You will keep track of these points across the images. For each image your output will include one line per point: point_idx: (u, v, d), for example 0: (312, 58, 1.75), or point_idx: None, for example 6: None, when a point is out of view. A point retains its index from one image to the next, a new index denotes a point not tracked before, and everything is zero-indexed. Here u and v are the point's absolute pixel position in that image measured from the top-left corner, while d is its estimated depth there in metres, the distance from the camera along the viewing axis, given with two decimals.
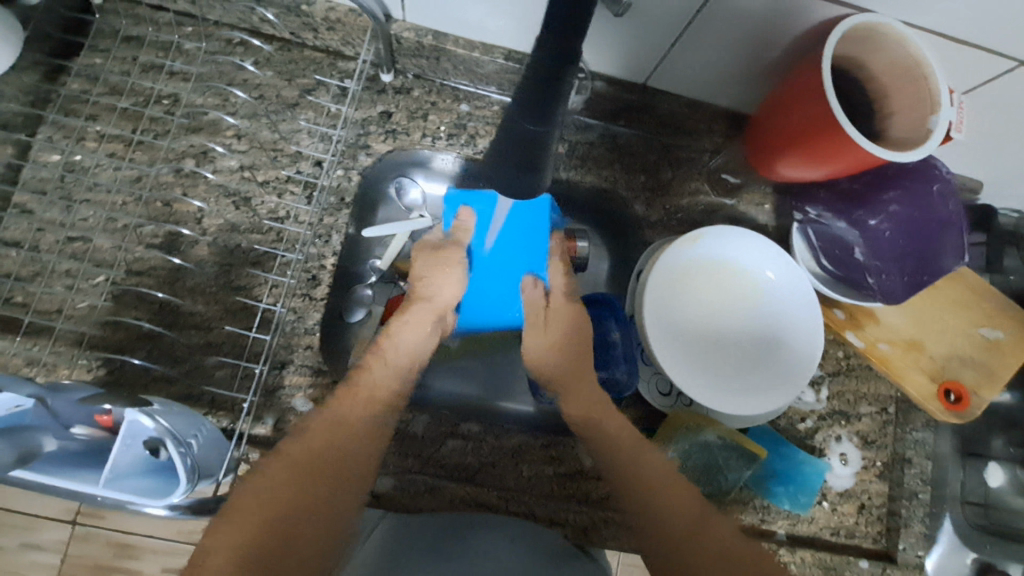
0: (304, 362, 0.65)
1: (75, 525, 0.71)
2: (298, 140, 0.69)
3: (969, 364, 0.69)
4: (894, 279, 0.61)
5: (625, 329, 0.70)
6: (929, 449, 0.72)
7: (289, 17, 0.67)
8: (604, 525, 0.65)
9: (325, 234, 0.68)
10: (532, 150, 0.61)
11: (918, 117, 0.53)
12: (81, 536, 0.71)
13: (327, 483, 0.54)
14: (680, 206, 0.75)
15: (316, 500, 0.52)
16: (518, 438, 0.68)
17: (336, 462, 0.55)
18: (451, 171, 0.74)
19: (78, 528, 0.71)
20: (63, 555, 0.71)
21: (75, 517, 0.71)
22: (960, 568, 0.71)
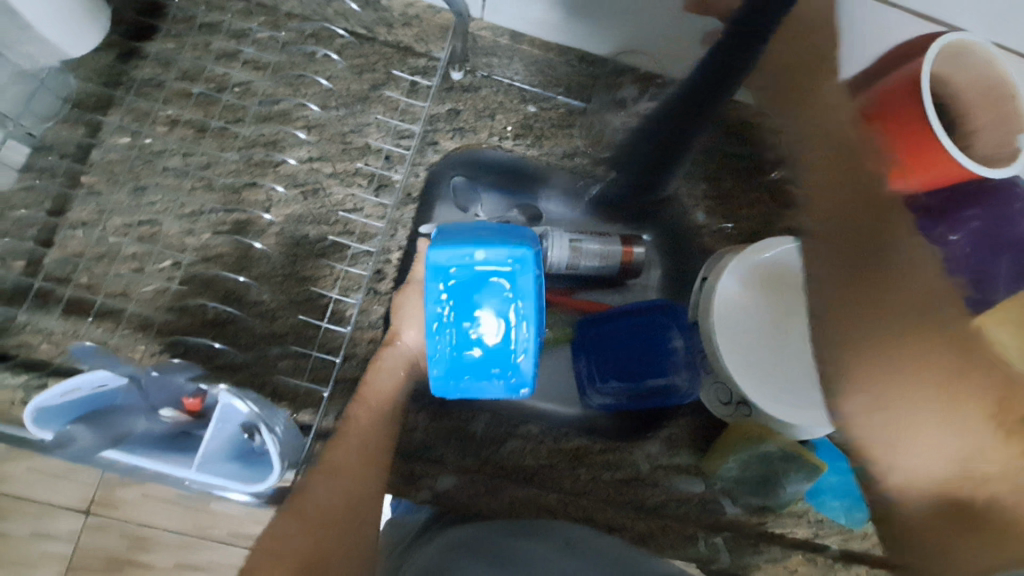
0: (366, 356, 0.65)
1: (87, 516, 0.69)
2: (367, 133, 0.69)
3: None
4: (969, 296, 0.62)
5: (687, 335, 0.69)
6: None
7: (367, 11, 0.68)
8: (663, 533, 0.65)
9: (391, 229, 0.68)
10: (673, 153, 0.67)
11: (1004, 134, 0.53)
12: (95, 526, 0.69)
13: (342, 516, 0.53)
14: (739, 216, 0.76)
15: (328, 532, 0.51)
16: (577, 441, 0.68)
17: (346, 504, 0.54)
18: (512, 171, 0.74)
19: (91, 518, 0.69)
20: (75, 545, 0.69)
21: (88, 507, 0.69)
22: None
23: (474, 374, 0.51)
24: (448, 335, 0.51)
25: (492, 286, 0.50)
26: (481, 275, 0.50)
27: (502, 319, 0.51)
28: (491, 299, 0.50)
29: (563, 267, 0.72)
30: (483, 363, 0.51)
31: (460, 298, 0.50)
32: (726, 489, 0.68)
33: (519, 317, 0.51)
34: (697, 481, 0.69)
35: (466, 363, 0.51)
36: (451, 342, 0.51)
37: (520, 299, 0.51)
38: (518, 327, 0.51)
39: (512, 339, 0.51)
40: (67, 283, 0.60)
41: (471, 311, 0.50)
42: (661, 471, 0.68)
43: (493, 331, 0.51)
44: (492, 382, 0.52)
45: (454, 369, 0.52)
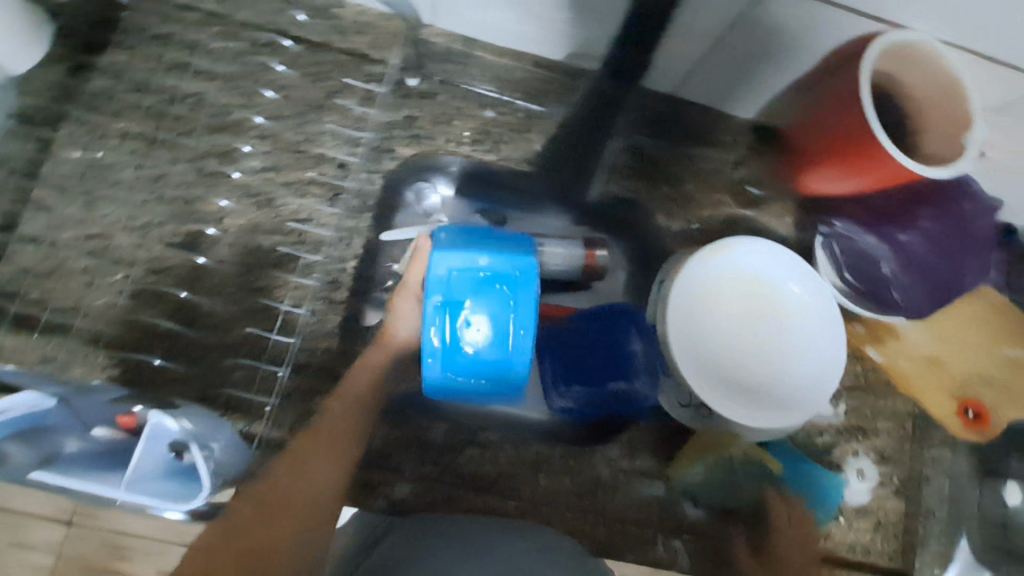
0: (322, 365, 0.64)
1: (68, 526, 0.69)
2: (322, 142, 0.69)
3: (990, 385, 0.68)
4: (920, 295, 0.64)
5: (646, 339, 0.68)
6: (946, 467, 0.72)
7: (318, 20, 0.68)
8: (620, 538, 0.66)
9: (346, 237, 0.67)
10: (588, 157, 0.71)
11: (950, 134, 0.53)
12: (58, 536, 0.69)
13: (300, 503, 0.53)
14: (701, 218, 0.74)
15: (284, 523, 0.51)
16: (535, 449, 0.67)
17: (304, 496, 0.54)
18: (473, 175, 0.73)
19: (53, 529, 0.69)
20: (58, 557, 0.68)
21: (70, 517, 0.69)
22: None
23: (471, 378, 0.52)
24: (448, 340, 0.51)
25: (493, 292, 0.52)
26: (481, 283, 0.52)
27: (502, 325, 0.52)
28: (493, 305, 0.52)
29: None
30: (481, 368, 0.52)
31: (459, 302, 0.51)
32: (688, 492, 0.68)
33: (519, 324, 0.52)
34: (659, 486, 0.68)
35: (464, 368, 0.52)
36: (451, 347, 0.52)
37: (521, 304, 0.52)
38: (518, 334, 0.52)
39: (511, 343, 0.52)
40: (17, 299, 0.60)
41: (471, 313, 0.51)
42: (623, 476, 0.68)
43: (494, 337, 0.52)
44: (489, 384, 0.52)
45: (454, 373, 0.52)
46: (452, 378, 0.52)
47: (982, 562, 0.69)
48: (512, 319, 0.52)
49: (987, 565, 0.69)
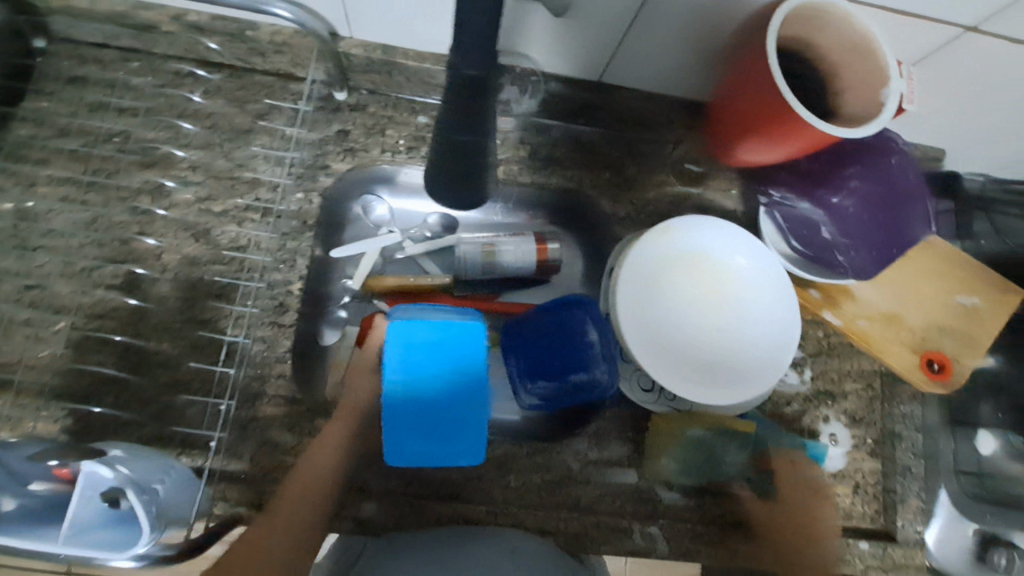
0: (279, 392, 0.64)
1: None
2: (254, 166, 0.68)
3: (949, 334, 0.69)
4: (863, 255, 0.64)
5: (601, 326, 0.69)
6: (918, 422, 0.72)
7: (234, 44, 0.67)
8: (596, 530, 0.64)
9: (289, 259, 0.67)
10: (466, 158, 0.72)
11: (868, 90, 0.53)
12: None
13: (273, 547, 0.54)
14: (647, 199, 0.75)
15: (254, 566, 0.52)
16: (502, 448, 0.67)
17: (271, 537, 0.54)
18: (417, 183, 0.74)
19: None
20: None
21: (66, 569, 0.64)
22: (964, 542, 0.70)
23: (430, 446, 0.51)
24: (403, 414, 0.50)
25: (446, 362, 0.50)
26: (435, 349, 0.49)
27: (457, 397, 0.50)
28: (446, 376, 0.50)
29: (480, 271, 0.72)
30: (438, 436, 0.51)
31: (414, 371, 0.49)
32: (660, 476, 0.68)
33: (475, 394, 0.50)
34: (631, 472, 0.68)
35: (423, 439, 0.51)
36: (405, 420, 0.50)
37: (475, 373, 0.50)
38: (474, 404, 0.50)
39: (466, 412, 0.51)
40: None
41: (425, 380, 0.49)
42: (593, 467, 0.68)
43: (449, 406, 0.50)
44: (448, 451, 0.52)
45: (412, 443, 0.51)
46: (410, 447, 0.51)
47: (963, 513, 0.71)
48: (466, 389, 0.50)
49: (971, 517, 0.71)
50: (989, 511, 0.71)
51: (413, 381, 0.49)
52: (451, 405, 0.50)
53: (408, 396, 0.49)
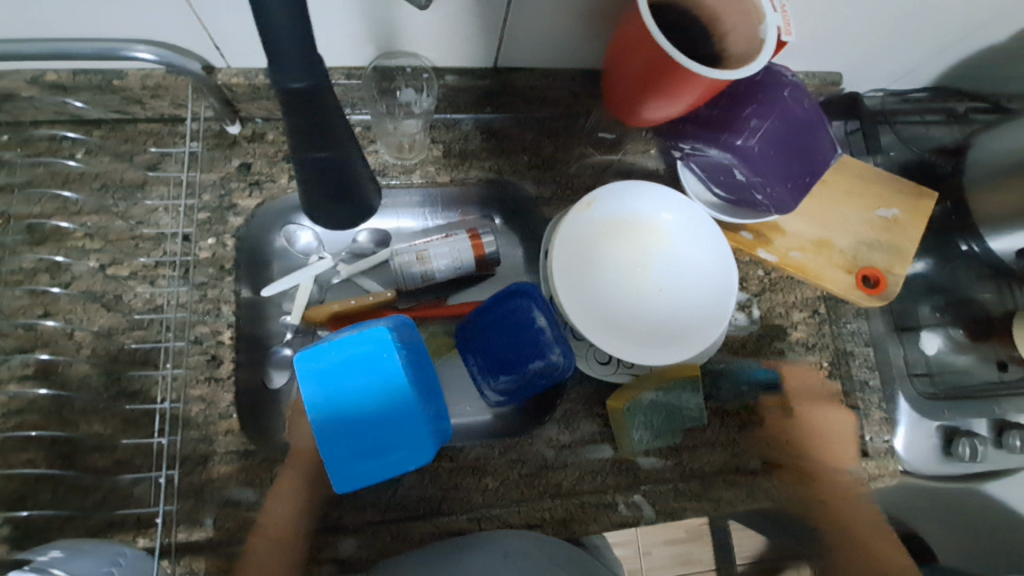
0: (229, 448, 0.60)
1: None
2: (157, 220, 0.65)
3: (877, 248, 0.71)
4: (778, 189, 0.64)
5: (547, 310, 0.68)
6: (865, 336, 0.74)
7: (106, 95, 0.61)
8: (582, 510, 0.63)
9: (213, 308, 0.64)
10: (329, 176, 0.63)
11: (749, 29, 0.53)
12: None
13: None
14: (571, 173, 0.76)
15: None
16: (473, 452, 0.66)
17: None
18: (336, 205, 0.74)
19: None
20: None
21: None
22: (929, 440, 0.73)
23: (375, 462, 0.48)
24: (334, 437, 0.47)
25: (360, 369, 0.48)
26: (349, 358, 0.48)
27: (382, 400, 0.48)
28: (368, 383, 0.48)
29: (420, 278, 0.74)
30: (380, 449, 0.48)
31: (332, 387, 0.47)
32: (637, 444, 0.67)
33: (399, 392, 0.48)
34: (606, 447, 0.68)
35: (363, 457, 0.48)
36: (339, 442, 0.48)
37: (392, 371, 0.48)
38: (402, 403, 0.48)
39: (397, 413, 0.49)
40: None
41: (346, 392, 0.47)
42: (567, 450, 0.67)
43: (378, 414, 0.48)
44: (396, 460, 0.49)
45: (356, 466, 0.48)
46: (358, 467, 0.48)
47: (926, 413, 0.73)
48: (390, 388, 0.48)
49: (933, 415, 0.73)
50: (947, 407, 0.74)
51: (335, 397, 0.47)
52: (381, 411, 0.48)
53: (332, 416, 0.47)
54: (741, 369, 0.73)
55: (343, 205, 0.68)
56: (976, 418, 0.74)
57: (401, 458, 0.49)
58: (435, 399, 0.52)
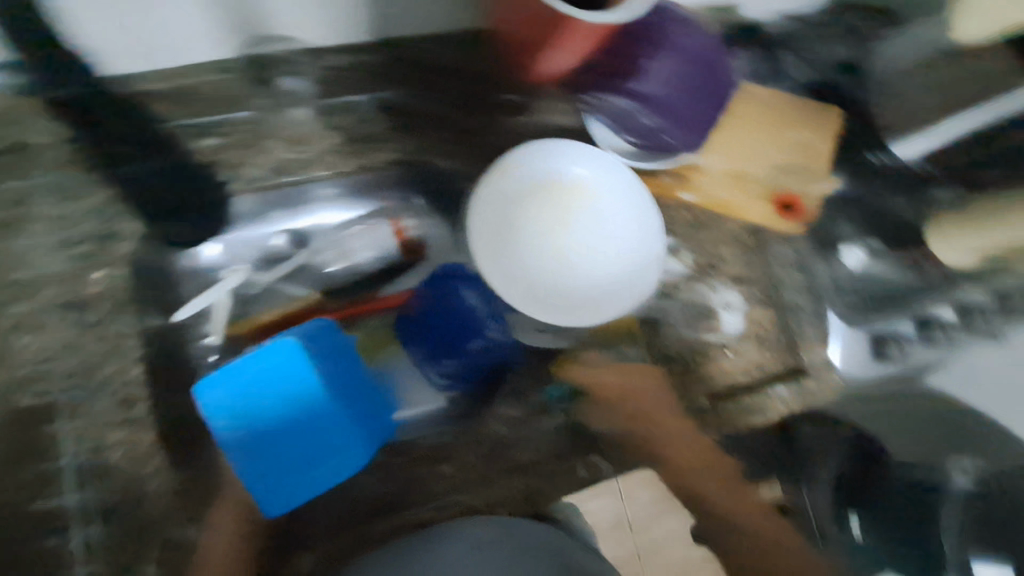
0: (164, 484, 0.58)
1: None
2: (30, 261, 0.57)
3: (791, 172, 0.72)
4: (684, 128, 0.66)
5: (475, 286, 0.66)
6: (790, 260, 0.76)
7: None
8: (538, 481, 0.67)
9: (115, 345, 0.60)
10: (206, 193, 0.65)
11: None
12: None
13: None
14: (486, 142, 0.71)
15: None
16: (430, 442, 0.67)
17: None
18: (243, 210, 0.69)
19: None
20: None
21: None
22: (864, 350, 0.75)
23: (308, 476, 0.53)
24: (260, 461, 0.51)
25: (270, 394, 0.51)
26: (260, 388, 0.51)
27: (300, 418, 0.51)
28: (280, 407, 0.51)
29: (347, 271, 0.73)
30: (310, 463, 0.52)
31: (246, 417, 0.50)
32: (584, 405, 0.71)
33: (313, 410, 0.51)
34: (556, 415, 0.70)
35: (294, 474, 0.52)
36: (266, 465, 0.51)
37: (303, 391, 0.51)
38: (319, 421, 0.52)
39: (317, 428, 0.52)
40: None
41: (262, 420, 0.51)
42: (521, 424, 0.69)
43: (298, 432, 0.52)
44: (329, 469, 0.54)
45: (289, 482, 0.53)
46: (286, 485, 0.53)
47: (854, 323, 0.76)
48: (305, 409, 0.51)
49: (860, 323, 0.76)
50: (879, 313, 0.76)
51: (251, 425, 0.51)
52: (300, 429, 0.52)
53: (251, 443, 0.51)
54: (679, 313, 0.74)
55: (201, 223, 0.67)
56: (901, 322, 0.74)
57: (327, 472, 0.53)
58: (360, 407, 0.56)
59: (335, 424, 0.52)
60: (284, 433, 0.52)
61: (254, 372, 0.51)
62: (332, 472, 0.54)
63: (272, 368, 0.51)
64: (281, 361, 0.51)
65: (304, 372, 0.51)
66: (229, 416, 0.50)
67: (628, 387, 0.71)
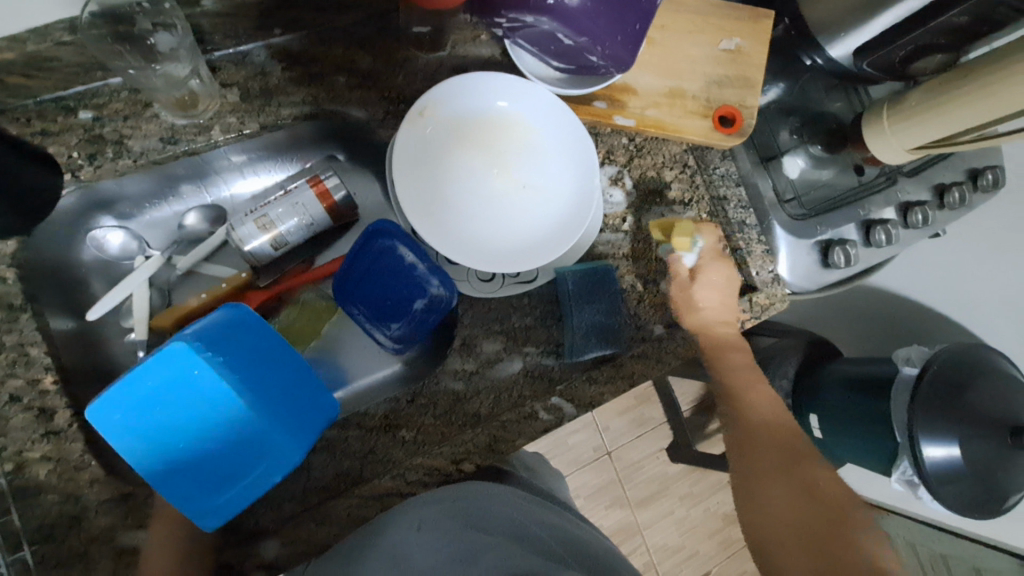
0: (103, 496, 0.54)
1: None
2: None
3: (727, 85, 0.69)
4: (610, 45, 0.59)
5: (412, 245, 0.64)
6: (734, 178, 0.73)
7: None
8: (503, 431, 0.62)
9: (21, 356, 0.54)
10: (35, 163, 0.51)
11: None
12: None
13: None
14: (399, 86, 0.67)
15: None
16: (382, 410, 0.64)
17: None
18: (144, 194, 0.66)
19: None
20: None
21: None
22: (806, 255, 0.76)
23: (237, 481, 0.50)
24: (182, 472, 0.49)
25: (177, 403, 0.47)
26: (163, 395, 0.47)
27: (219, 422, 0.49)
28: (191, 410, 0.48)
29: (272, 248, 0.66)
30: (239, 467, 0.50)
31: (153, 427, 0.47)
32: (540, 349, 0.68)
33: (231, 408, 0.49)
34: (514, 360, 0.67)
35: (221, 476, 0.50)
36: (188, 476, 0.49)
37: (217, 392, 0.48)
38: (238, 417, 0.49)
39: (238, 430, 0.49)
40: None
41: (175, 426, 0.48)
42: (476, 376, 0.66)
43: (217, 439, 0.49)
44: (258, 473, 0.51)
45: (217, 488, 0.50)
46: (215, 490, 0.50)
47: (805, 233, 0.76)
48: (221, 408, 0.48)
49: (811, 233, 0.76)
50: (819, 222, 0.76)
51: (161, 435, 0.47)
52: (221, 433, 0.49)
53: (165, 455, 0.48)
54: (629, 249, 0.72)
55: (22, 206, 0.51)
56: (847, 225, 0.77)
57: (259, 468, 0.50)
58: (290, 402, 0.53)
59: (257, 418, 0.50)
60: (201, 437, 0.48)
61: (150, 383, 0.46)
62: (266, 468, 0.51)
63: (169, 374, 0.47)
64: (178, 365, 0.47)
65: (207, 370, 0.47)
66: (133, 432, 0.47)
67: (584, 312, 0.67)
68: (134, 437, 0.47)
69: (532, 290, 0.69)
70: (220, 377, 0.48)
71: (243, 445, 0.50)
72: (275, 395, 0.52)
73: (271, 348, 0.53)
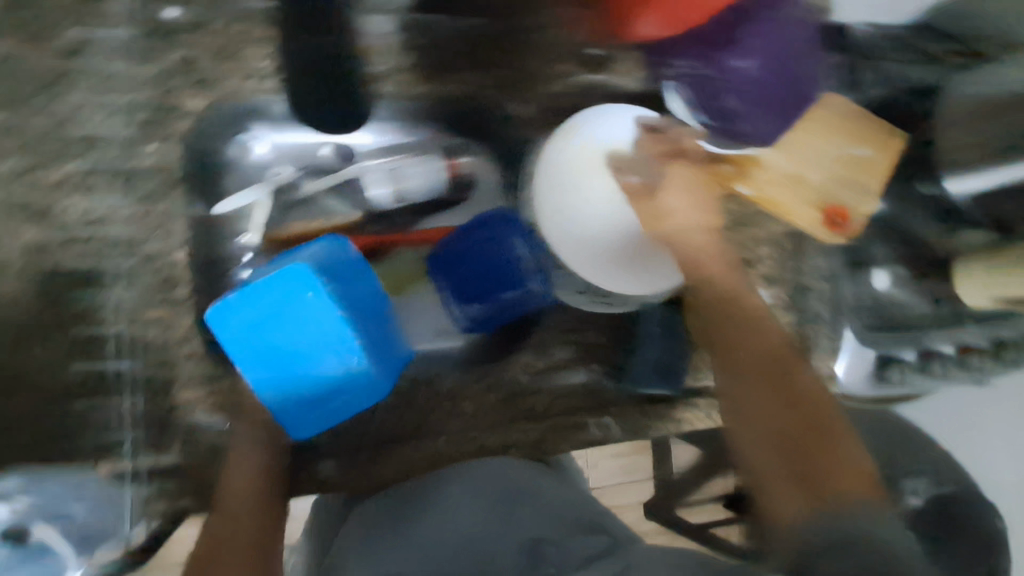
0: (198, 370, 0.63)
1: None
2: (85, 119, 0.64)
3: (847, 186, 0.72)
4: (764, 121, 0.68)
5: (526, 238, 0.68)
6: (823, 271, 0.82)
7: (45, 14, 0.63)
8: (552, 433, 0.71)
9: (163, 227, 0.64)
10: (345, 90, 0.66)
11: None
12: None
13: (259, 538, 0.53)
14: (551, 94, 0.72)
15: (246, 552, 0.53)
16: (452, 380, 0.70)
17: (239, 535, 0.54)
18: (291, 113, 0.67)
19: None
20: None
21: None
22: (866, 366, 0.79)
23: (328, 400, 0.55)
24: (279, 383, 0.53)
25: (289, 321, 0.51)
26: (278, 312, 0.51)
27: (319, 349, 0.52)
28: (295, 329, 0.51)
29: (392, 201, 0.70)
30: (330, 389, 0.54)
31: (264, 337, 0.52)
32: (605, 369, 0.73)
33: (332, 335, 0.52)
34: (578, 372, 0.72)
35: (312, 395, 0.54)
36: (285, 388, 0.53)
37: (324, 320, 0.51)
38: (336, 347, 0.52)
39: (334, 357, 0.52)
40: None
41: (282, 341, 0.52)
42: (542, 375, 0.71)
43: (312, 362, 0.52)
44: (346, 397, 0.55)
45: (308, 404, 0.55)
46: (308, 404, 0.55)
47: (865, 343, 0.79)
48: (326, 333, 0.52)
49: (870, 345, 0.79)
50: (879, 338, 0.78)
51: (269, 346, 0.52)
52: (320, 359, 0.52)
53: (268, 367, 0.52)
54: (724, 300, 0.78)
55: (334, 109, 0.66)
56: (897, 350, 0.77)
57: (348, 395, 0.55)
58: (382, 340, 0.56)
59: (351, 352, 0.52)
60: (301, 356, 0.52)
61: (270, 297, 0.51)
62: (352, 394, 0.55)
63: (287, 294, 0.51)
64: (296, 286, 0.51)
65: (320, 297, 0.51)
66: (248, 338, 0.52)
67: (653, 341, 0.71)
68: (247, 343, 0.52)
69: (615, 313, 0.72)
70: (328, 306, 0.51)
71: (334, 371, 0.53)
72: (370, 333, 0.55)
73: (371, 290, 0.57)
